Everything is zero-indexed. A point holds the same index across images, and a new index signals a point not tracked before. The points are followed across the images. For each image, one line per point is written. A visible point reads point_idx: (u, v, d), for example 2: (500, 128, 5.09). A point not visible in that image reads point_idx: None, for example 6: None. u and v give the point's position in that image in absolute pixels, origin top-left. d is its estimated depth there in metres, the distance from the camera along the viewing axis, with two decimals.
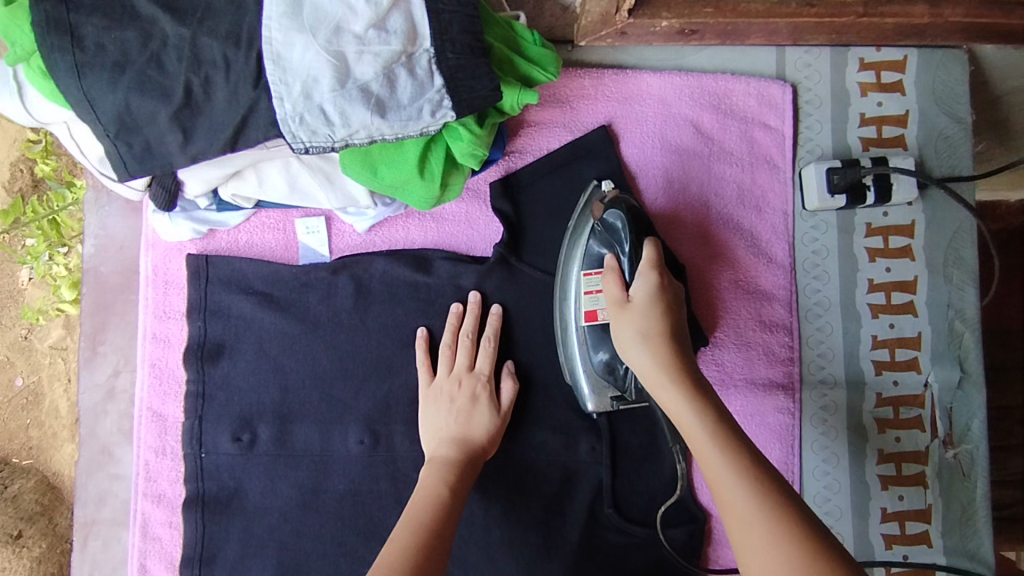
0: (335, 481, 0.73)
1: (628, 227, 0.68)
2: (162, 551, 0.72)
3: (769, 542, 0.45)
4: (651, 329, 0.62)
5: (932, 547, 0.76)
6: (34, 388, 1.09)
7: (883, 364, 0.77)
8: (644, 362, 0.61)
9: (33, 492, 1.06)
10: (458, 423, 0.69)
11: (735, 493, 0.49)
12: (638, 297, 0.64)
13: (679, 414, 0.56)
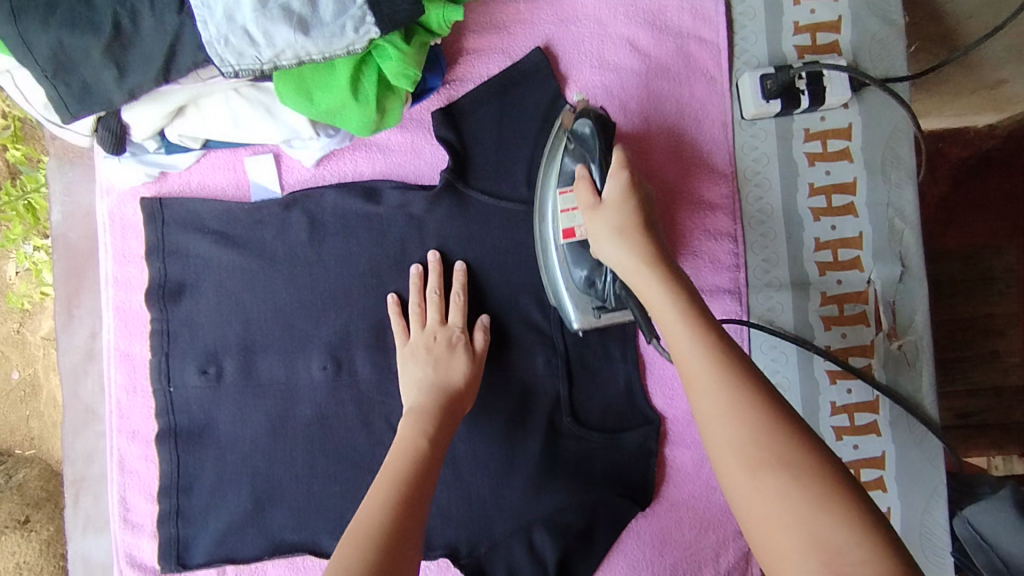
0: (302, 407, 0.76)
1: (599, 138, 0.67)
2: (141, 483, 0.76)
3: (733, 413, 0.45)
4: (628, 224, 0.62)
5: (880, 435, 0.79)
6: (33, 380, 1.13)
7: (826, 265, 0.80)
8: (670, 312, 0.54)
9: (38, 479, 1.08)
10: (433, 372, 0.70)
11: (699, 366, 0.48)
12: (610, 197, 0.64)
13: (652, 301, 0.56)
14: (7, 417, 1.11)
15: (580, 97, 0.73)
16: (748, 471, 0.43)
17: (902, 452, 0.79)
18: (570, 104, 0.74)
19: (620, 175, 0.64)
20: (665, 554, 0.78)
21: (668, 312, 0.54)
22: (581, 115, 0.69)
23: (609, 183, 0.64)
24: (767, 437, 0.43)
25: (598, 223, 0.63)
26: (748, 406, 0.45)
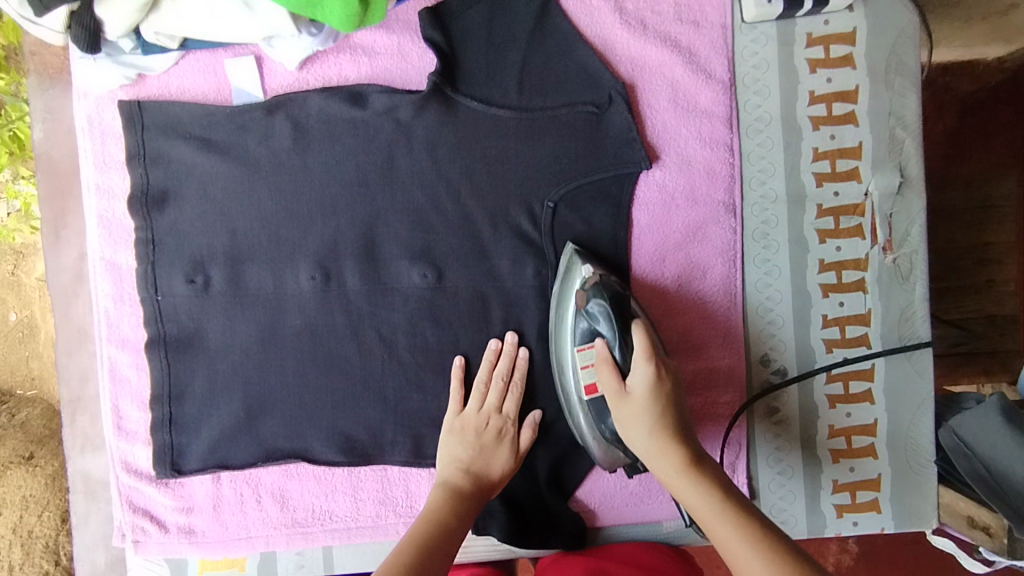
0: (291, 318, 0.76)
1: (611, 314, 0.70)
2: (133, 391, 0.76)
3: None
4: (658, 424, 0.63)
5: (871, 349, 0.79)
6: (29, 320, 1.17)
7: (824, 176, 0.78)
8: (711, 515, 0.58)
9: (42, 417, 1.14)
10: (477, 455, 0.72)
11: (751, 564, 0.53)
12: (637, 391, 0.65)
13: (695, 509, 0.59)
14: (7, 358, 1.17)
15: (568, 250, 0.75)
16: None
17: (893, 366, 0.79)
18: (573, 245, 0.75)
19: (654, 386, 0.64)
20: None
21: (708, 513, 0.58)
22: (591, 292, 0.71)
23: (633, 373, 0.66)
24: None
25: (627, 420, 0.65)
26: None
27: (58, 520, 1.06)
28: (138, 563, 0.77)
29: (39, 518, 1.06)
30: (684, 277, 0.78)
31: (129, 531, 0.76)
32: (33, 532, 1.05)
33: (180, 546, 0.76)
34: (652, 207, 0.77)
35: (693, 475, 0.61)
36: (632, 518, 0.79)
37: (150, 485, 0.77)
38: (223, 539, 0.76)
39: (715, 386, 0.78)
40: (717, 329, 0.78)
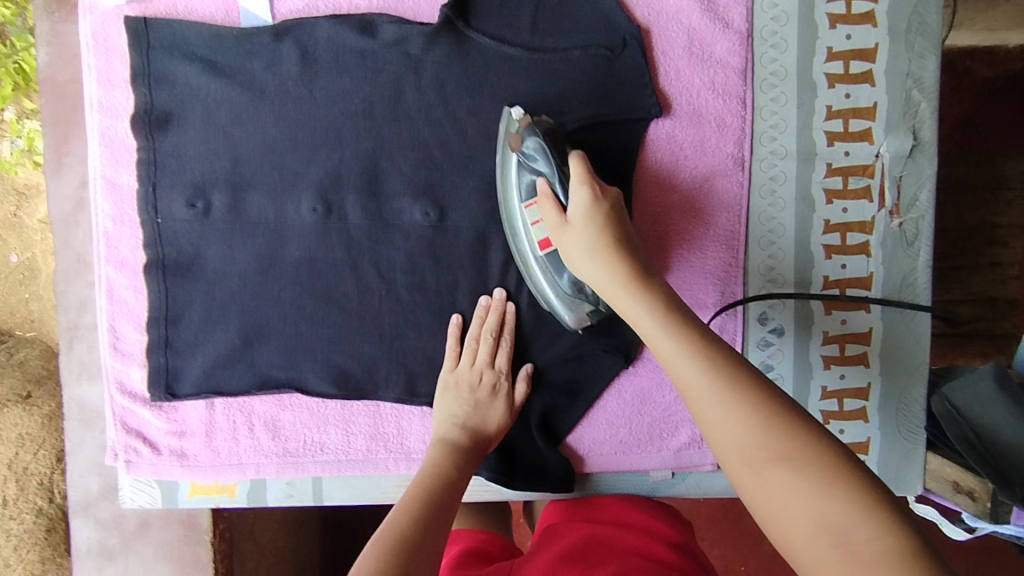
0: (291, 249, 0.75)
1: (546, 149, 0.66)
2: (130, 313, 0.76)
3: (730, 407, 0.45)
4: (601, 242, 0.59)
5: (869, 312, 0.79)
6: (31, 263, 1.17)
7: (836, 135, 0.77)
8: (652, 323, 0.53)
9: (39, 357, 1.15)
10: (472, 411, 0.73)
11: (686, 370, 0.48)
12: (574, 215, 0.61)
13: (636, 321, 0.54)
14: (8, 300, 1.17)
15: (505, 109, 0.71)
16: (745, 461, 0.43)
17: (890, 332, 0.79)
18: (511, 107, 0.71)
19: (593, 211, 0.60)
20: (645, 413, 0.79)
21: (647, 322, 0.53)
22: (524, 134, 0.67)
23: (569, 208, 0.62)
24: (764, 417, 0.43)
25: (572, 245, 0.61)
26: (733, 373, 0.46)
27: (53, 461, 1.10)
28: (128, 483, 0.78)
29: (34, 456, 1.10)
30: (687, 228, 0.77)
31: (122, 451, 0.77)
32: (27, 469, 1.09)
33: (172, 469, 0.77)
34: (663, 158, 0.76)
35: (635, 287, 0.56)
36: (620, 467, 0.80)
37: (144, 408, 0.77)
38: (215, 464, 0.77)
39: None
40: (717, 281, 0.78)
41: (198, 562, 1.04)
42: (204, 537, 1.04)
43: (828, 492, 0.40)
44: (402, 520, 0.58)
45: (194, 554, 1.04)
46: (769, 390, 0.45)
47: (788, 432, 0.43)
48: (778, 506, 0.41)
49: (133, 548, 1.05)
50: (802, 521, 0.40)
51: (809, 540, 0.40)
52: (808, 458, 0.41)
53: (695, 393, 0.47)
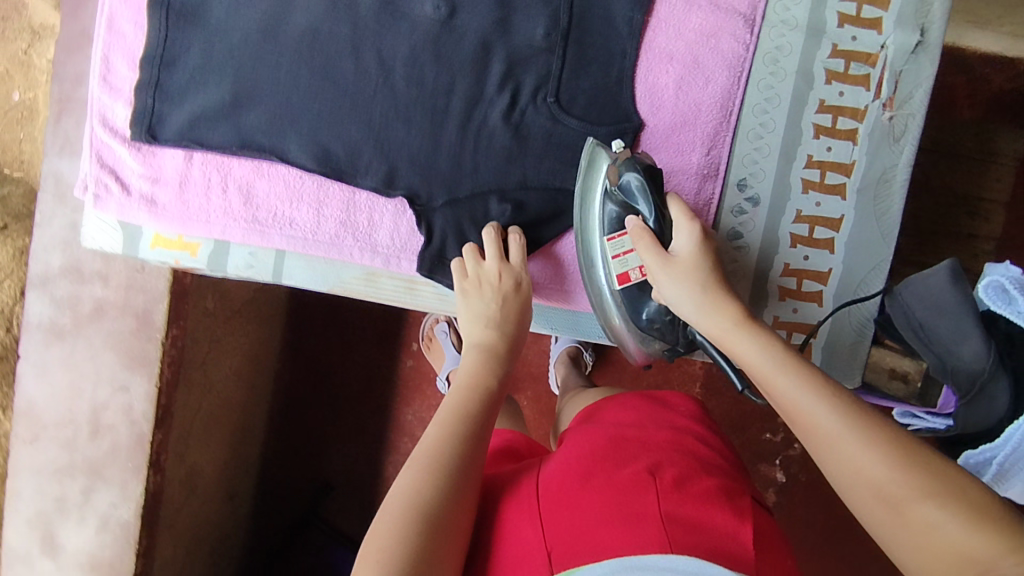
0: (297, 16, 0.75)
1: (646, 188, 0.69)
2: (125, 48, 0.77)
3: (864, 448, 0.50)
4: (709, 279, 0.64)
5: (844, 200, 0.80)
6: (31, 105, 1.19)
7: (846, 17, 0.78)
8: (764, 358, 0.58)
9: (22, 197, 1.22)
10: (499, 308, 0.73)
11: (814, 412, 0.53)
12: (682, 253, 0.66)
13: (753, 364, 0.59)
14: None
15: (590, 145, 0.74)
16: (880, 499, 0.48)
17: (859, 223, 0.80)
18: (595, 139, 0.75)
19: (703, 246, 0.66)
20: None
21: (760, 360, 0.58)
22: (623, 168, 0.71)
23: (681, 242, 0.67)
24: (902, 458, 0.48)
25: (677, 290, 0.65)
26: (864, 420, 0.51)
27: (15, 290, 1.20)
28: (93, 220, 0.78)
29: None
30: (687, 80, 0.78)
31: (92, 185, 0.77)
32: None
33: (138, 212, 0.77)
34: (675, 4, 0.78)
35: (751, 332, 0.60)
36: (571, 304, 0.83)
37: (122, 147, 0.77)
38: (181, 216, 0.77)
39: (689, 197, 0.80)
40: (705, 140, 0.79)
41: (146, 359, 1.03)
42: (155, 336, 1.03)
43: (976, 525, 0.44)
44: (432, 454, 0.58)
45: (143, 349, 1.03)
46: (908, 442, 0.50)
47: (925, 470, 0.48)
48: (919, 535, 0.46)
49: (84, 332, 1.05)
50: (944, 551, 0.45)
51: (950, 570, 0.44)
52: (949, 493, 0.46)
53: (828, 438, 0.51)
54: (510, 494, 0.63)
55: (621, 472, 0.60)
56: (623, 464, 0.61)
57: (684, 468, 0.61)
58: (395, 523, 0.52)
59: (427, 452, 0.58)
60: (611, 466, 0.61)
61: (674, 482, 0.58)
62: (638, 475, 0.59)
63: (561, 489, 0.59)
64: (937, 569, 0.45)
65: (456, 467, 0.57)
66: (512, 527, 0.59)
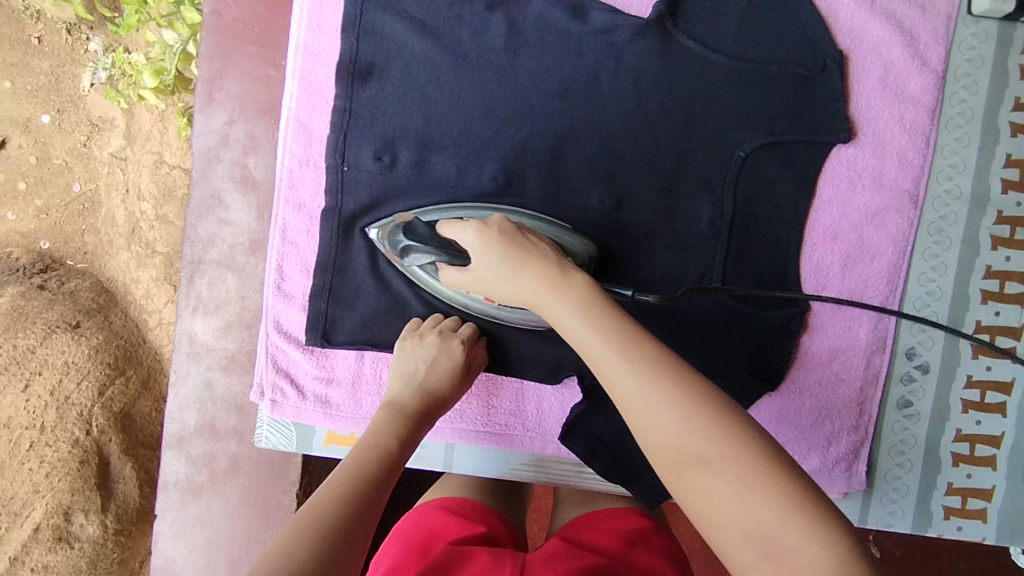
0: (464, 211, 0.76)
1: (414, 246, 0.68)
2: (299, 256, 0.78)
3: (651, 407, 0.48)
4: (512, 253, 0.60)
5: (1016, 362, 0.78)
6: (92, 196, 1.46)
7: (1010, 184, 0.77)
8: (571, 320, 0.55)
9: (90, 291, 1.42)
10: (426, 373, 0.71)
11: (618, 372, 0.50)
12: (476, 253, 0.63)
13: (565, 325, 0.55)
14: (66, 228, 1.46)
15: (373, 236, 0.75)
16: (663, 455, 0.48)
17: None
18: (362, 230, 0.76)
19: (487, 240, 0.61)
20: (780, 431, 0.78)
21: (568, 321, 0.55)
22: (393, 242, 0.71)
23: (471, 256, 0.63)
24: (681, 416, 0.47)
25: (484, 275, 0.62)
26: (664, 375, 0.49)
27: (93, 392, 1.32)
28: (269, 422, 0.79)
29: (77, 385, 1.32)
30: (852, 258, 0.77)
31: (268, 389, 0.78)
32: (70, 397, 1.32)
33: (314, 414, 0.78)
34: (838, 183, 0.76)
35: (564, 294, 0.56)
36: None
37: (297, 350, 0.78)
38: (355, 416, 0.78)
39: (858, 372, 0.78)
40: (873, 315, 0.77)
41: (281, 511, 1.04)
42: (291, 489, 1.04)
43: (754, 496, 0.44)
44: (329, 515, 0.53)
45: (277, 503, 1.03)
46: (693, 398, 0.48)
47: (714, 435, 0.46)
48: (700, 500, 0.46)
49: (220, 489, 1.05)
50: (723, 516, 0.45)
51: (730, 540, 0.44)
52: (739, 464, 0.45)
53: (631, 403, 0.49)
54: (478, 568, 0.61)
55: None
56: None
57: None
58: (290, 539, 0.50)
59: (328, 508, 0.54)
60: None
61: None
62: None
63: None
64: (708, 529, 0.46)
65: (343, 535, 0.52)
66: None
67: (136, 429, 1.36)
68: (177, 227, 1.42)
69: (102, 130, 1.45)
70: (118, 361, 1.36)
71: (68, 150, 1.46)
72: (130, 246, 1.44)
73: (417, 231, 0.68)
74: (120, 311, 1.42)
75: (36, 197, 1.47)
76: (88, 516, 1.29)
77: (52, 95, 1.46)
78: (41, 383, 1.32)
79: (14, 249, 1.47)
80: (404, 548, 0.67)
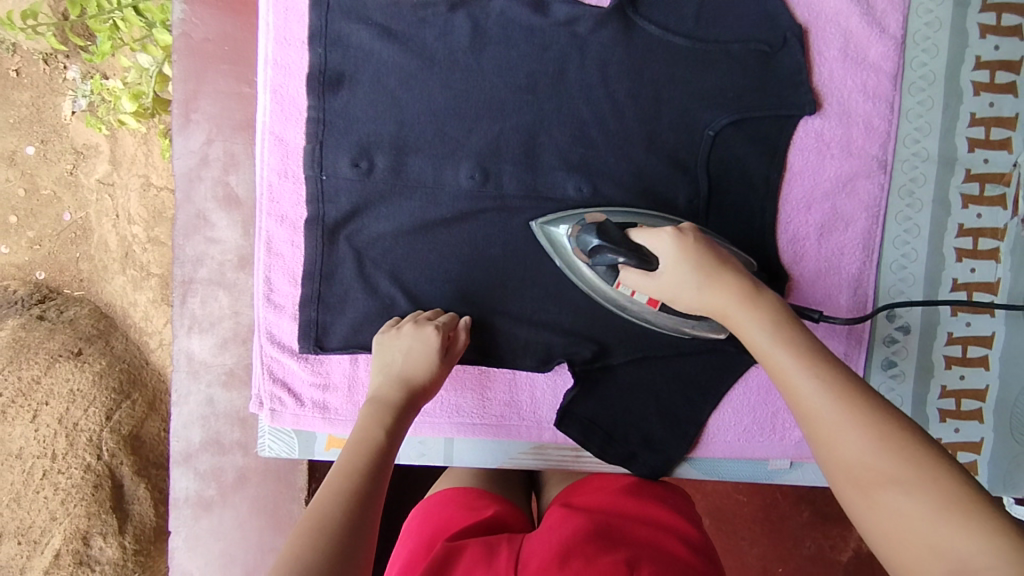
0: (443, 210, 0.78)
1: (596, 243, 0.68)
2: (286, 267, 0.79)
3: (840, 428, 0.50)
4: (751, 290, 0.62)
5: (995, 316, 0.79)
6: (84, 223, 1.47)
7: (977, 142, 0.79)
8: (768, 341, 0.58)
9: (89, 317, 1.44)
10: (402, 362, 0.71)
11: (804, 387, 0.53)
12: (665, 264, 0.66)
13: (762, 346, 0.58)
14: (59, 257, 1.48)
15: (541, 229, 0.77)
16: (851, 479, 0.48)
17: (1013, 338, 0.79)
18: (538, 225, 0.77)
19: (686, 247, 0.65)
20: (769, 403, 0.81)
21: (771, 342, 0.58)
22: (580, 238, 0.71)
23: (662, 262, 0.66)
24: (860, 430, 0.49)
25: (674, 288, 0.66)
26: (843, 388, 0.51)
27: (101, 416, 1.34)
28: (269, 431, 0.81)
29: (84, 412, 1.34)
30: (827, 226, 0.78)
31: (267, 399, 0.80)
32: (78, 424, 1.33)
33: (313, 420, 0.80)
34: (808, 154, 0.78)
35: (755, 309, 0.61)
36: (741, 454, 0.82)
37: (292, 359, 0.80)
38: (354, 419, 0.80)
39: (842, 338, 0.80)
40: (852, 281, 0.79)
41: (293, 517, 1.06)
42: (299, 496, 1.07)
43: (944, 510, 0.43)
44: (331, 514, 0.54)
45: (288, 510, 1.06)
46: (875, 411, 0.49)
47: (893, 450, 0.47)
48: (880, 513, 0.46)
49: (231, 501, 1.07)
50: (907, 534, 0.44)
51: (917, 560, 0.43)
52: (912, 476, 0.45)
53: (817, 422, 0.51)
54: (481, 549, 0.61)
55: (600, 558, 0.58)
56: (604, 551, 0.60)
57: None
58: (300, 544, 0.51)
59: (328, 505, 0.55)
60: (593, 549, 0.59)
61: None
62: (616, 564, 0.57)
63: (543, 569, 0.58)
64: (895, 552, 0.44)
65: (346, 533, 0.53)
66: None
67: (147, 449, 1.39)
68: (170, 248, 1.43)
69: (87, 157, 1.46)
70: (122, 385, 1.37)
71: (56, 180, 1.47)
72: (124, 269, 1.46)
73: (609, 235, 0.68)
74: (121, 334, 1.44)
75: (28, 229, 1.49)
76: (107, 539, 1.31)
77: (35, 127, 1.47)
78: (48, 412, 1.34)
79: (11, 282, 1.49)
80: (416, 544, 0.67)
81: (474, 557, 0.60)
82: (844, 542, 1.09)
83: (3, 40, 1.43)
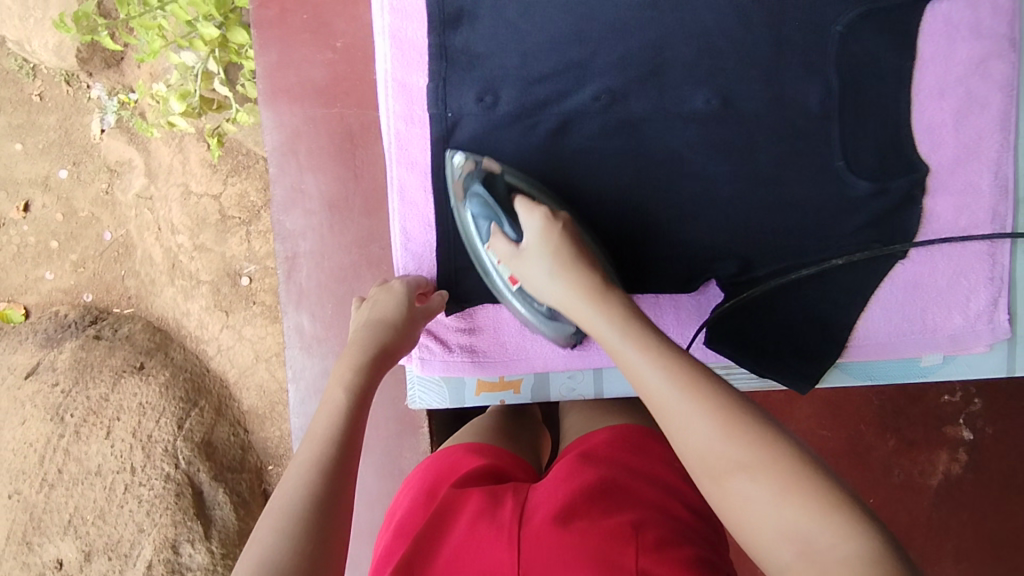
0: (573, 139, 0.77)
1: (491, 203, 0.71)
2: (420, 213, 0.80)
3: (691, 416, 0.52)
4: (592, 290, 0.65)
5: None
6: (125, 240, 1.50)
7: None
8: (608, 333, 0.61)
9: (144, 331, 1.49)
10: (374, 314, 0.74)
11: (651, 377, 0.55)
12: (530, 242, 0.70)
13: (607, 339, 0.61)
14: (105, 277, 1.51)
15: (448, 154, 0.75)
16: (705, 468, 0.51)
17: None
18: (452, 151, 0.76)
19: (547, 233, 0.69)
20: (918, 299, 0.80)
21: (609, 336, 0.61)
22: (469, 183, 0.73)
23: (531, 235, 0.70)
24: (714, 419, 0.51)
25: (533, 272, 0.70)
26: (686, 376, 0.54)
27: (173, 427, 1.38)
28: (419, 381, 0.82)
29: (156, 423, 1.37)
30: (964, 110, 0.77)
31: (416, 349, 0.81)
32: (151, 435, 1.37)
33: (463, 365, 0.81)
34: (937, 40, 0.76)
35: (603, 307, 0.63)
36: (894, 353, 0.81)
37: None
38: (503, 359, 0.81)
39: (985, 222, 0.79)
40: (991, 165, 0.78)
41: None
42: None
43: (791, 496, 0.46)
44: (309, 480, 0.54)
45: None
46: (726, 398, 0.52)
47: (743, 442, 0.49)
48: (739, 505, 0.49)
49: None
50: (760, 518, 0.47)
51: (771, 539, 0.46)
52: (765, 465, 0.48)
53: (663, 408, 0.54)
54: (483, 505, 0.63)
55: (605, 520, 0.59)
56: (608, 512, 0.60)
57: (669, 530, 0.59)
58: (270, 525, 0.51)
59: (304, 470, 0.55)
60: (598, 511, 0.60)
61: (656, 543, 0.57)
62: (621, 526, 0.58)
63: (543, 530, 0.58)
64: (750, 535, 0.48)
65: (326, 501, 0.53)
66: (481, 545, 0.59)
67: (221, 454, 1.41)
68: (217, 253, 1.44)
69: (121, 173, 1.49)
70: (189, 393, 1.42)
71: (92, 200, 1.51)
72: (172, 279, 1.48)
73: (495, 192, 0.72)
74: (178, 345, 1.48)
75: (70, 252, 1.52)
76: (195, 544, 1.31)
77: (65, 148, 1.51)
78: (122, 427, 1.37)
79: (61, 306, 1.52)
80: (416, 493, 0.69)
81: (475, 514, 0.62)
82: (934, 466, 1.15)
83: (26, 65, 1.50)
